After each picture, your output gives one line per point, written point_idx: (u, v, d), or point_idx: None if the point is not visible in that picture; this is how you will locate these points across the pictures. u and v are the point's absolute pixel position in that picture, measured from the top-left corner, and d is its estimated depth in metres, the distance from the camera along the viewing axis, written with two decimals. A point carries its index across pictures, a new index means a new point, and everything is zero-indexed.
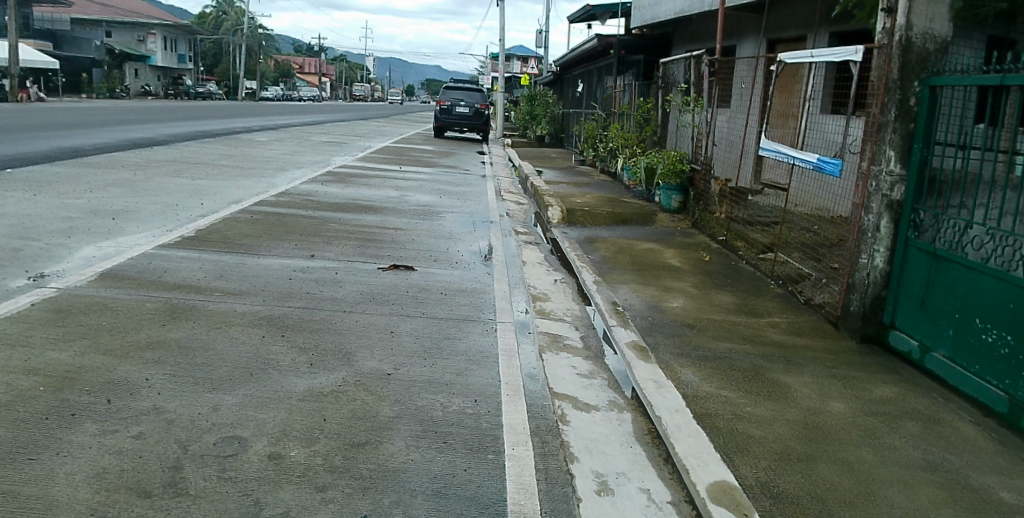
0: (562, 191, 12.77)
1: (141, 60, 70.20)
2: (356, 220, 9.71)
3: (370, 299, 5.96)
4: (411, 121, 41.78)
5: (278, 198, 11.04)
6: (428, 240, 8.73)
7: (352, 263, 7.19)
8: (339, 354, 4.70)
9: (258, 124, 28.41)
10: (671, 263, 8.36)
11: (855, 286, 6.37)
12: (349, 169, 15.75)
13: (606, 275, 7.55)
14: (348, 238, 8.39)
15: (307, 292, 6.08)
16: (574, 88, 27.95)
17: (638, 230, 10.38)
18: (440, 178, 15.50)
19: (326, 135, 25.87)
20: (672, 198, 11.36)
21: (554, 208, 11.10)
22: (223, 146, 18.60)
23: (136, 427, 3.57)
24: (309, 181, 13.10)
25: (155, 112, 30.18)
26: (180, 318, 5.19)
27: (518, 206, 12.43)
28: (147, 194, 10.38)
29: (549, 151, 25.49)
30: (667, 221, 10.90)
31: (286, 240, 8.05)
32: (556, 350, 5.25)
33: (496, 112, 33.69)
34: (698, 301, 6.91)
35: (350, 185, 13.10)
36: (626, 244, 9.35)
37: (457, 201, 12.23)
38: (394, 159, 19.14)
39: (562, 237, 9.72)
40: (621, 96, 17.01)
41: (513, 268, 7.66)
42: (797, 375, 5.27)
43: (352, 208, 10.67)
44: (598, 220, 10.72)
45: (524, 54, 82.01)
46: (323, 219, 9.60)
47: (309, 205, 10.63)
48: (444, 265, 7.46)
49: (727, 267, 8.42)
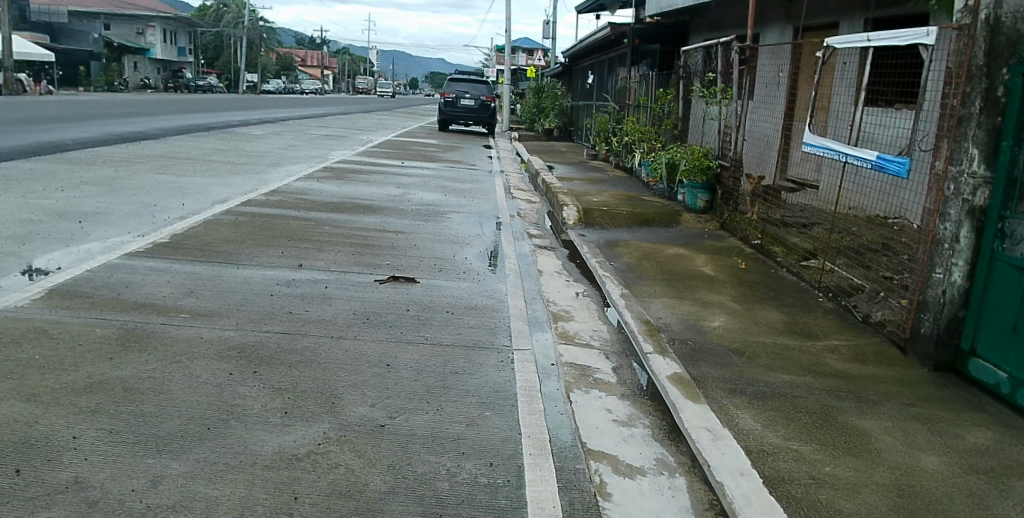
0: (576, 189, 11.88)
1: (141, 53, 69.42)
2: (352, 222, 8.82)
3: (365, 320, 5.09)
4: (415, 114, 40.87)
5: (269, 197, 10.17)
6: (432, 244, 7.85)
7: (345, 274, 6.31)
8: (321, 397, 3.83)
9: (256, 117, 27.57)
10: (705, 272, 7.47)
11: (926, 305, 5.49)
12: (349, 164, 14.87)
13: (633, 287, 6.67)
14: (342, 243, 7.51)
15: (289, 311, 5.21)
16: (583, 79, 27.04)
17: (663, 232, 9.50)
18: (445, 174, 14.61)
19: (327, 128, 24.99)
20: (698, 198, 10.46)
21: (570, 207, 10.22)
22: (217, 141, 17.75)
23: (44, 515, 2.71)
24: (304, 178, 12.22)
25: (149, 106, 29.30)
26: (134, 349, 4.33)
27: (530, 205, 11.53)
28: (126, 194, 9.52)
29: (558, 145, 24.62)
30: (693, 222, 10.01)
31: (272, 247, 7.18)
32: (585, 386, 4.37)
33: (503, 104, 32.77)
34: (743, 318, 6.03)
35: (348, 183, 12.22)
36: (650, 249, 8.47)
37: (463, 200, 11.34)
38: (396, 154, 18.26)
39: (579, 241, 8.83)
40: (637, 88, 16.13)
41: (528, 278, 6.76)
42: (873, 417, 4.38)
43: (349, 208, 9.79)
44: (618, 222, 9.83)
45: (530, 46, 80.91)
46: (315, 221, 8.73)
47: (302, 205, 9.76)
48: (450, 275, 6.58)
49: (766, 276, 7.53)
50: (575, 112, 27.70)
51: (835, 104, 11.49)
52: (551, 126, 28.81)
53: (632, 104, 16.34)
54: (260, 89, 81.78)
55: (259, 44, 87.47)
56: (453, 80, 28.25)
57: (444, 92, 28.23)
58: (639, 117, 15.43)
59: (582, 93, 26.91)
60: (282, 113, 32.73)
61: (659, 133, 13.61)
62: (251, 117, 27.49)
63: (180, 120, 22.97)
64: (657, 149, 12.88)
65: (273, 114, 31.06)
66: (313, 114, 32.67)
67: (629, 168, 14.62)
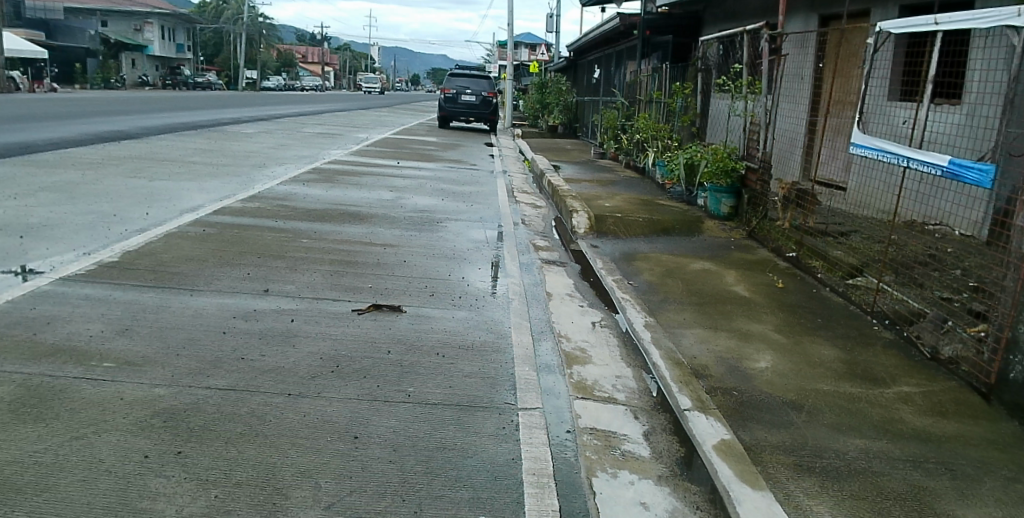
0: (585, 192, 10.91)
1: (138, 50, 68.49)
2: (336, 232, 7.84)
3: (335, 366, 4.13)
4: (414, 111, 39.90)
5: (247, 203, 9.20)
6: (425, 260, 6.88)
7: (317, 301, 5.33)
8: (261, 494, 2.87)
9: (249, 114, 26.58)
10: (738, 295, 6.49)
11: (1017, 344, 4.40)
12: (340, 165, 13.89)
13: (659, 314, 5.70)
14: (320, 260, 6.53)
15: (240, 355, 4.23)
16: (589, 74, 26.03)
17: (684, 242, 8.53)
18: (443, 175, 13.63)
19: (322, 126, 24.00)
20: (722, 203, 9.45)
21: (580, 213, 9.24)
22: (202, 140, 16.77)
23: None
24: (289, 181, 11.24)
25: (139, 103, 28.31)
26: (29, 416, 3.36)
27: (535, 210, 10.54)
28: (85, 201, 8.56)
29: (562, 142, 23.60)
30: (717, 231, 9.02)
31: (237, 265, 6.19)
32: (612, 465, 3.40)
33: (505, 101, 31.77)
34: (792, 355, 5.06)
35: (337, 186, 11.25)
36: (673, 263, 7.51)
37: (463, 204, 10.36)
38: (392, 153, 17.27)
39: (592, 253, 7.85)
40: (648, 83, 15.13)
41: (535, 303, 5.78)
42: (980, 504, 3.40)
43: (334, 215, 8.82)
44: (635, 231, 8.84)
45: (533, 42, 79.88)
46: (293, 233, 7.76)
47: (281, 212, 8.80)
48: (442, 300, 5.60)
49: (809, 300, 6.54)
50: (579, 108, 26.72)
51: None
52: (555, 123, 27.80)
53: (643, 101, 15.35)
54: (260, 86, 80.88)
55: (259, 40, 86.49)
56: (453, 75, 27.26)
57: (444, 88, 27.24)
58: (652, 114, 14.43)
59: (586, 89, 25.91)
60: (277, 110, 31.73)
61: (675, 131, 12.61)
62: (244, 114, 26.50)
63: (168, 118, 22.00)
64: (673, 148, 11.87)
65: (267, 111, 30.07)
66: (308, 111, 31.66)
67: (640, 168, 13.62)
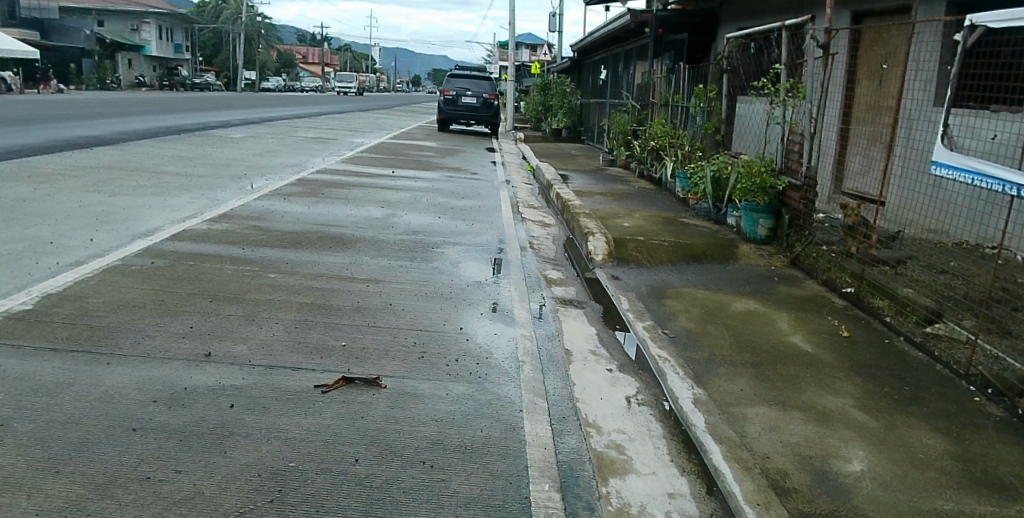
0: (600, 208, 9.70)
1: (134, 50, 67.34)
2: (310, 263, 6.63)
3: (276, 493, 2.94)
4: (414, 113, 38.68)
5: (212, 224, 8.00)
6: (414, 301, 5.68)
7: (270, 370, 4.13)
8: None
9: (240, 116, 25.38)
10: (797, 351, 5.30)
11: None
12: (328, 175, 12.68)
13: (708, 384, 4.52)
14: (285, 306, 5.32)
15: (146, 474, 3.04)
16: (595, 75, 24.77)
17: (720, 273, 7.36)
18: (440, 186, 12.42)
19: (316, 130, 22.80)
20: (759, 224, 8.25)
21: (596, 236, 8.04)
22: (182, 146, 15.56)
23: None
24: (267, 196, 10.04)
25: (125, 106, 27.08)
26: None
27: (544, 229, 9.34)
28: (21, 224, 7.36)
29: (567, 147, 22.40)
30: (754, 257, 7.83)
31: (179, 315, 4.98)
32: None
33: (507, 102, 30.55)
34: (889, 450, 3.89)
35: (321, 201, 10.03)
36: (712, 302, 6.33)
37: (462, 223, 9.14)
38: (387, 160, 16.05)
39: (613, 288, 6.65)
40: (664, 84, 13.90)
41: (550, 367, 4.58)
42: None
43: (312, 239, 7.62)
44: (661, 258, 7.65)
45: (534, 42, 78.61)
46: (260, 264, 6.55)
47: (250, 235, 7.60)
48: (433, 365, 4.39)
49: (884, 357, 5.35)
50: (586, 111, 25.49)
51: (915, 104, 9.27)
52: (559, 126, 26.58)
53: (658, 104, 14.11)
54: (258, 86, 79.75)
55: (257, 40, 85.28)
56: (453, 77, 26.04)
57: (443, 89, 26.02)
58: (669, 119, 13.21)
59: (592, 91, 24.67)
60: (271, 113, 30.49)
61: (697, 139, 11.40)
62: (234, 117, 25.28)
63: (152, 122, 20.77)
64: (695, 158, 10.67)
65: (260, 114, 28.84)
66: (303, 114, 30.42)
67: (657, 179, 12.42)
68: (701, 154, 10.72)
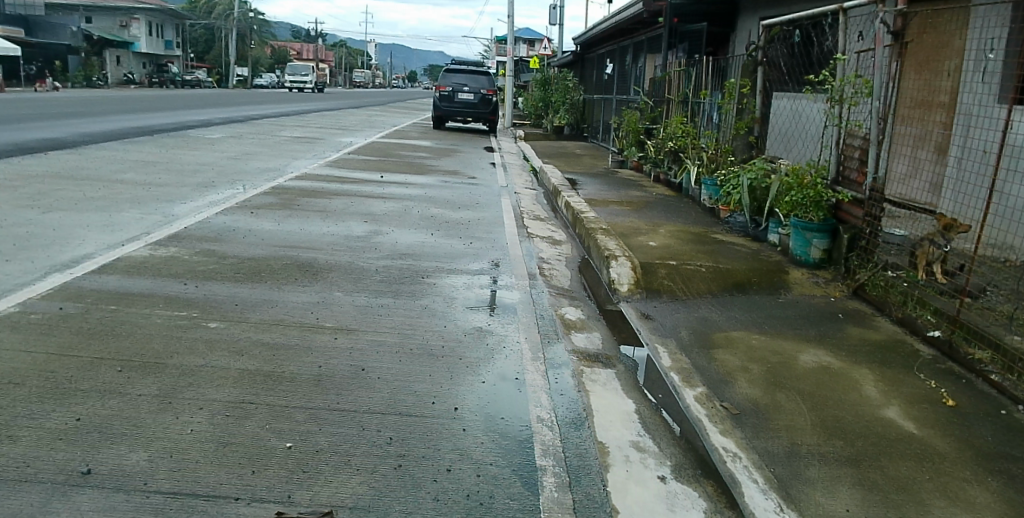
0: (617, 221, 8.40)
1: (123, 47, 65.86)
2: (265, 304, 5.31)
3: None
4: (409, 110, 37.32)
5: (157, 249, 6.66)
6: (393, 361, 4.38)
7: (172, 503, 2.82)
8: None
9: (223, 115, 23.99)
10: (899, 433, 4.01)
11: None
12: (307, 182, 11.35)
13: (799, 497, 3.25)
14: (219, 376, 4.00)
15: None
16: (598, 69, 23.44)
17: (771, 308, 6.09)
18: (433, 193, 11.09)
19: (302, 129, 21.42)
20: (812, 245, 6.98)
21: (617, 257, 6.73)
22: (150, 149, 14.19)
23: None
24: (232, 210, 8.70)
25: (103, 104, 25.68)
26: None
27: (553, 246, 8.02)
28: None
29: (571, 146, 21.09)
30: (807, 286, 6.61)
31: (67, 398, 3.66)
32: None
33: (506, 97, 29.19)
34: None
35: (295, 213, 8.71)
36: (772, 354, 5.06)
37: (458, 240, 7.81)
38: (376, 163, 14.71)
39: (645, 332, 5.36)
40: (682, 79, 12.66)
41: (580, 473, 3.30)
42: None
43: (274, 268, 6.30)
44: (698, 286, 6.36)
45: (532, 37, 77.22)
46: (202, 306, 5.23)
47: (199, 263, 6.28)
48: (413, 481, 3.08)
49: (1011, 438, 4.06)
50: (589, 107, 24.17)
51: None
52: (561, 123, 25.29)
53: (676, 101, 12.86)
54: (251, 83, 78.31)
55: (250, 36, 83.77)
56: (448, 72, 24.66)
57: (438, 85, 24.65)
58: (689, 118, 11.98)
59: (597, 86, 23.38)
60: (258, 111, 29.11)
61: (724, 139, 10.16)
62: (217, 116, 23.90)
63: (126, 122, 19.39)
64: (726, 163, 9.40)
65: (246, 112, 27.47)
66: (292, 112, 29.05)
67: (678, 184, 11.14)
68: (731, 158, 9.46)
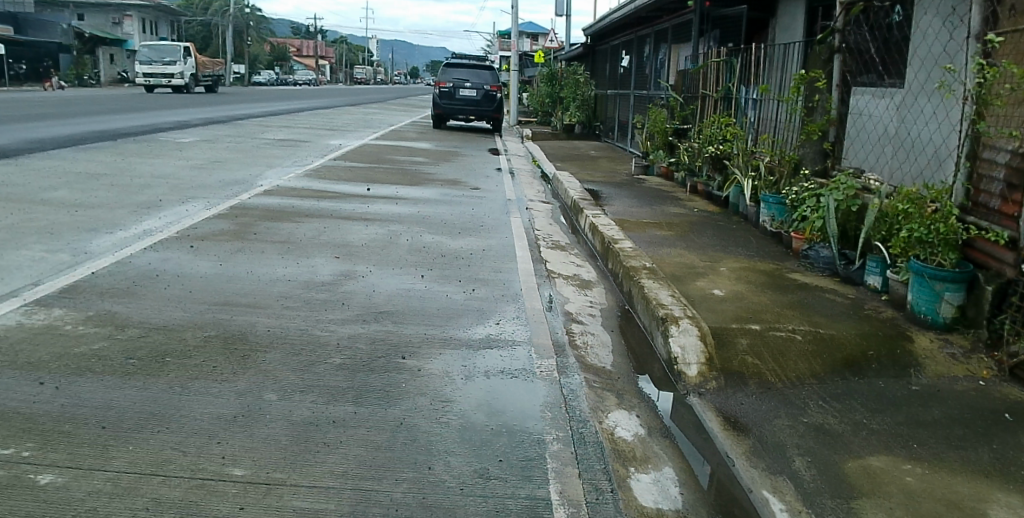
0: (662, 255, 6.52)
1: (117, 44, 63.95)
2: (154, 421, 3.45)
3: None
4: (406, 106, 35.29)
5: (33, 312, 4.76)
6: None
7: None
8: None
9: (204, 115, 22.06)
10: None
11: None
12: (276, 198, 9.45)
13: None
14: None
15: None
16: (613, 62, 21.49)
17: (904, 404, 4.24)
18: (428, 211, 9.19)
19: (288, 130, 19.48)
20: (943, 305, 5.12)
21: (678, 316, 4.86)
22: (102, 156, 12.27)
23: None
24: (167, 242, 6.79)
25: (74, 104, 23.67)
26: None
27: (582, 291, 6.14)
28: None
29: (584, 147, 19.23)
30: (942, 362, 4.74)
31: None
32: None
33: (512, 93, 27.29)
34: None
35: (249, 244, 6.87)
36: (947, 507, 3.21)
37: (455, 284, 5.94)
38: (365, 170, 12.82)
39: (740, 461, 3.52)
40: (722, 72, 10.89)
41: None
42: None
43: (191, 342, 4.39)
44: (797, 367, 4.54)
45: (535, 31, 75.32)
46: (47, 430, 3.31)
47: (81, 337, 4.37)
48: None
49: None
50: (602, 104, 22.29)
51: None
52: (571, 122, 23.43)
53: (714, 98, 11.10)
54: (249, 80, 76.47)
55: (246, 32, 81.73)
56: (449, 66, 22.71)
57: (438, 81, 22.68)
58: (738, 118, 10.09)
59: (610, 81, 21.52)
60: (244, 109, 27.14)
61: (788, 146, 8.29)
62: (197, 116, 21.94)
63: (91, 124, 17.43)
64: (798, 179, 7.57)
65: (229, 111, 25.52)
66: (281, 110, 27.13)
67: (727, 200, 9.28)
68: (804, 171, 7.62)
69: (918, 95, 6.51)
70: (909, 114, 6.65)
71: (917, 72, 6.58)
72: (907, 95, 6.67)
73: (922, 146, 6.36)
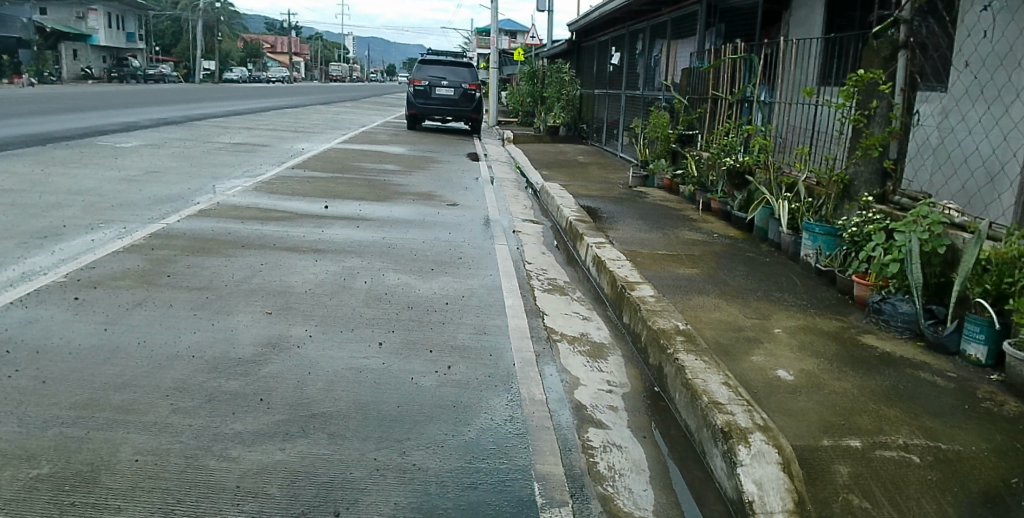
0: (694, 311, 5.03)
1: (80, 40, 61.37)
2: None
3: None
4: (380, 105, 33.54)
5: None
6: None
7: None
8: None
9: (158, 116, 20.22)
10: None
11: None
12: (211, 220, 7.83)
13: None
14: None
15: None
16: (600, 60, 20.07)
17: None
18: (394, 236, 7.64)
19: (247, 133, 17.76)
20: None
21: (748, 426, 3.39)
22: (16, 167, 10.53)
23: None
24: (43, 293, 5.15)
25: (17, 103, 21.85)
26: None
27: (593, 362, 4.63)
28: None
29: (571, 152, 17.79)
30: None
31: None
32: None
33: (492, 92, 25.78)
34: None
35: (154, 295, 5.26)
36: None
37: (422, 357, 4.40)
38: (326, 181, 11.22)
39: None
40: (740, 71, 9.48)
41: None
42: None
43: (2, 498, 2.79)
44: (924, 510, 3.06)
45: (513, 28, 74.04)
46: None
47: None
48: None
49: None
50: (589, 104, 20.86)
51: None
52: (556, 123, 21.92)
53: (727, 100, 9.69)
54: (219, 77, 74.11)
55: (218, 27, 79.33)
56: (425, 63, 21.13)
57: (412, 79, 21.10)
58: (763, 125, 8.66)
59: (598, 80, 20.04)
60: (206, 108, 25.36)
61: (839, 161, 6.85)
62: (150, 116, 20.21)
63: (22, 127, 15.57)
64: (864, 206, 6.08)
65: (188, 110, 23.78)
66: (244, 110, 25.30)
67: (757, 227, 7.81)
68: (869, 196, 6.18)
69: (968, 104, 6.13)
70: (953, 124, 6.26)
71: (964, 77, 6.20)
72: (953, 102, 6.30)
73: (971, 158, 5.95)
